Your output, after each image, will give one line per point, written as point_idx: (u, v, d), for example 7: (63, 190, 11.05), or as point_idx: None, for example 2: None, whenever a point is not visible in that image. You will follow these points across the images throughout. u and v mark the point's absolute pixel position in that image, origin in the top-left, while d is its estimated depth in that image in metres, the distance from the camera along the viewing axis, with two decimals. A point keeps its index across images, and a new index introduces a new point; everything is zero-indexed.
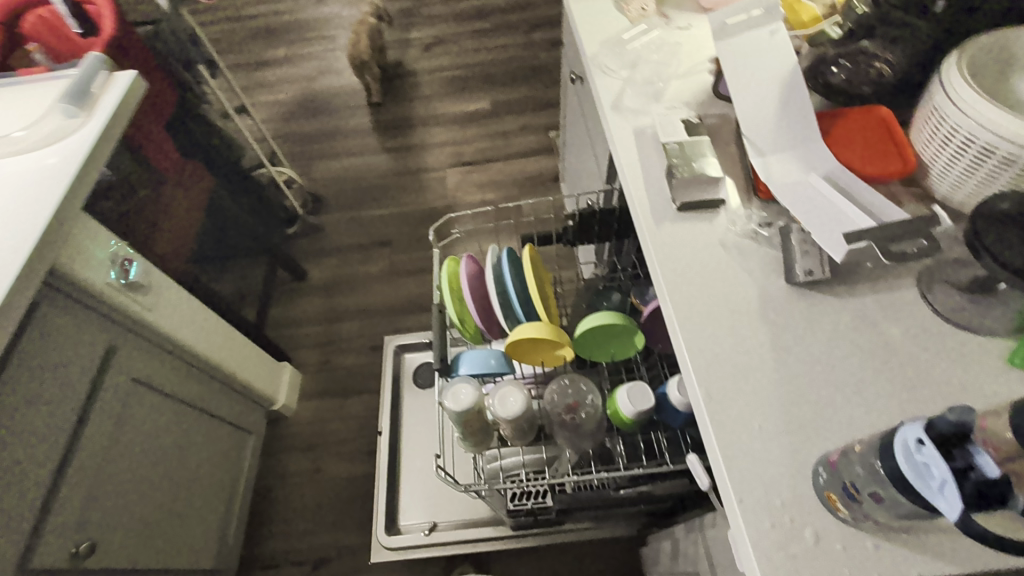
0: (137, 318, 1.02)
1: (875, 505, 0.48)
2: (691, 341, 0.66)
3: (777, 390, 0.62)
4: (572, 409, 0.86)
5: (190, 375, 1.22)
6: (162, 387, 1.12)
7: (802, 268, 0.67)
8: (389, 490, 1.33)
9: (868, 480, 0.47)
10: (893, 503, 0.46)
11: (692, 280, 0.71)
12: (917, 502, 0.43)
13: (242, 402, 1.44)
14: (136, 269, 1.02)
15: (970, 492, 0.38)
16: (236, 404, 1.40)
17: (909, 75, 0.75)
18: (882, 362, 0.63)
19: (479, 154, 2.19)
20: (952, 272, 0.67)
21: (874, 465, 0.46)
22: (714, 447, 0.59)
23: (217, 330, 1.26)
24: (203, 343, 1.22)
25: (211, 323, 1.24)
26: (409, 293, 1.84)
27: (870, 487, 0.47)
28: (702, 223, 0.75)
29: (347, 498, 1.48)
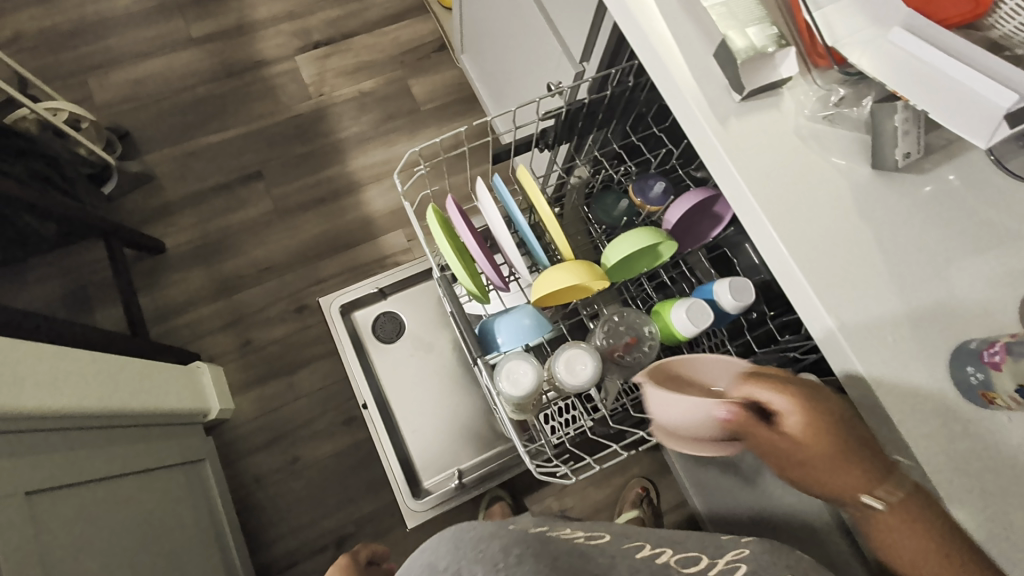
0: None
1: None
2: (802, 260, 0.58)
3: (897, 292, 0.58)
4: (629, 348, 0.81)
5: (83, 441, 0.90)
6: (58, 478, 0.82)
7: (898, 151, 0.60)
8: (399, 457, 1.21)
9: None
10: None
11: (781, 185, 0.60)
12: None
13: (174, 430, 1.15)
14: None
15: None
16: (167, 437, 1.12)
17: None
18: (974, 229, 0.61)
19: (331, 28, 1.68)
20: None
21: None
22: (857, 370, 0.56)
23: (77, 373, 0.92)
24: (73, 398, 0.88)
25: (62, 368, 0.90)
26: (315, 231, 1.50)
27: None
28: (770, 111, 0.63)
29: (342, 475, 1.33)
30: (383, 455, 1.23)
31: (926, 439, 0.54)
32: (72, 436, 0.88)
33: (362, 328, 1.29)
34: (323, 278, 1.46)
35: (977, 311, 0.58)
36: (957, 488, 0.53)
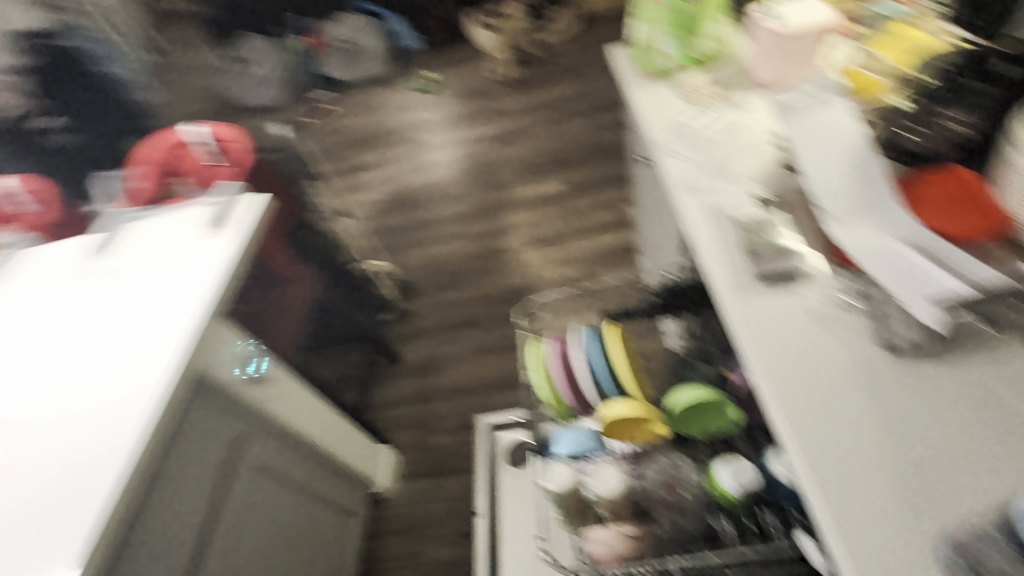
0: (255, 409, 1.13)
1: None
2: (793, 424, 0.66)
3: (886, 464, 0.62)
4: (671, 488, 0.92)
5: (300, 458, 1.30)
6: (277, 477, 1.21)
7: (899, 339, 0.69)
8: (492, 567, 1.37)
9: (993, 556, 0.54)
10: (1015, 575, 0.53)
11: (788, 354, 0.72)
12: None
13: (347, 486, 1.52)
14: (262, 364, 1.14)
15: None
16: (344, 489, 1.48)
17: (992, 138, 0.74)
18: (995, 426, 0.63)
19: (556, 234, 2.27)
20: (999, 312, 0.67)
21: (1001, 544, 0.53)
22: (828, 523, 0.60)
23: (319, 412, 1.34)
24: (307, 425, 1.29)
25: (314, 404, 1.32)
26: (498, 372, 1.90)
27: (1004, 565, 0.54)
28: (786, 295, 0.78)
29: None
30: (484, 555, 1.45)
31: None
32: (291, 447, 1.26)
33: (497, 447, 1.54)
34: (490, 406, 1.83)
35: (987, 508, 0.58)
36: None
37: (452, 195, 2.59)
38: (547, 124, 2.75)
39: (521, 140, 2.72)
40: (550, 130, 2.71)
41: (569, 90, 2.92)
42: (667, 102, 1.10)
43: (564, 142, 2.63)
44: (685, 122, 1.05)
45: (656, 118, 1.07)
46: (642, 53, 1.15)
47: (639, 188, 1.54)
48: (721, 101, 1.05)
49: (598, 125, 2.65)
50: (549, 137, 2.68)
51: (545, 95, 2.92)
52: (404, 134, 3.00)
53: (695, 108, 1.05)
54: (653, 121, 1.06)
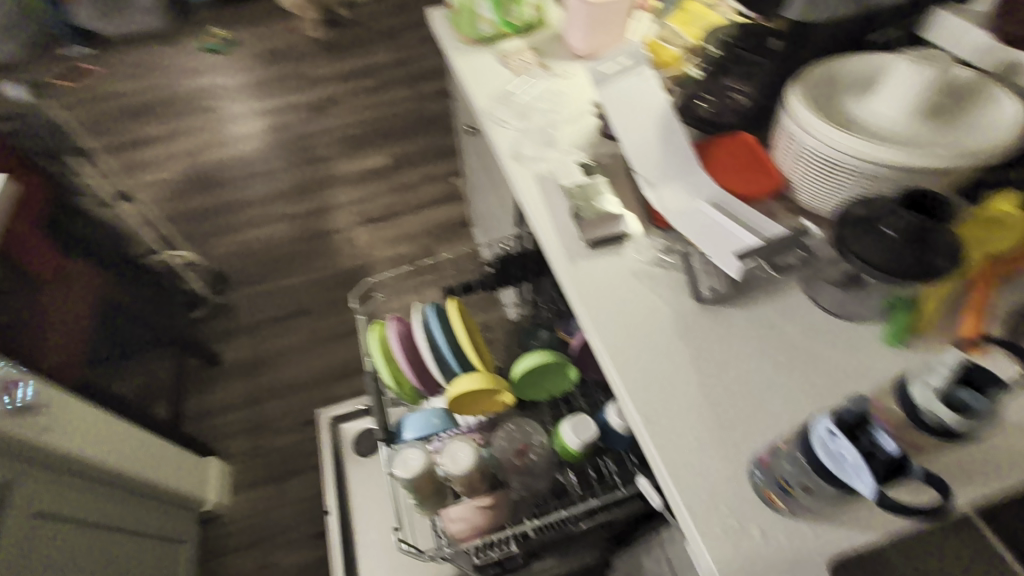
0: (27, 446, 0.89)
1: (807, 494, 0.52)
2: (623, 376, 0.70)
3: (702, 403, 0.67)
4: (521, 453, 0.90)
5: (100, 495, 1.04)
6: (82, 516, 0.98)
7: (706, 286, 0.75)
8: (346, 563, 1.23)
9: (797, 475, 0.51)
10: (820, 491, 0.51)
11: (609, 310, 0.76)
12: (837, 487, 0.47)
13: (170, 513, 1.26)
14: (30, 389, 0.92)
15: (879, 469, 0.44)
16: (164, 517, 1.23)
17: (762, 104, 0.87)
18: (788, 360, 0.71)
19: (387, 209, 2.10)
20: (826, 270, 0.75)
21: (798, 460, 0.51)
22: (657, 461, 0.64)
23: (122, 437, 1.11)
24: (108, 454, 1.06)
25: (116, 429, 1.10)
26: (336, 360, 1.70)
27: (800, 480, 0.51)
28: (611, 256, 0.81)
29: None
30: (335, 552, 1.25)
31: (718, 535, 0.58)
32: (89, 482, 1.02)
33: (344, 440, 1.40)
34: (330, 398, 1.61)
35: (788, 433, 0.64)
36: None
37: (265, 172, 2.26)
38: (368, 94, 2.55)
39: (341, 110, 2.48)
40: (371, 99, 2.52)
41: (390, 57, 2.75)
42: (491, 71, 1.08)
43: (388, 112, 2.46)
44: (506, 89, 1.04)
45: (477, 85, 1.05)
46: (466, 16, 1.10)
47: (465, 157, 1.48)
48: (538, 70, 1.05)
49: (422, 95, 2.52)
50: (371, 107, 2.49)
51: (362, 62, 2.70)
52: (200, 100, 2.53)
53: (514, 75, 1.05)
54: (475, 89, 1.05)
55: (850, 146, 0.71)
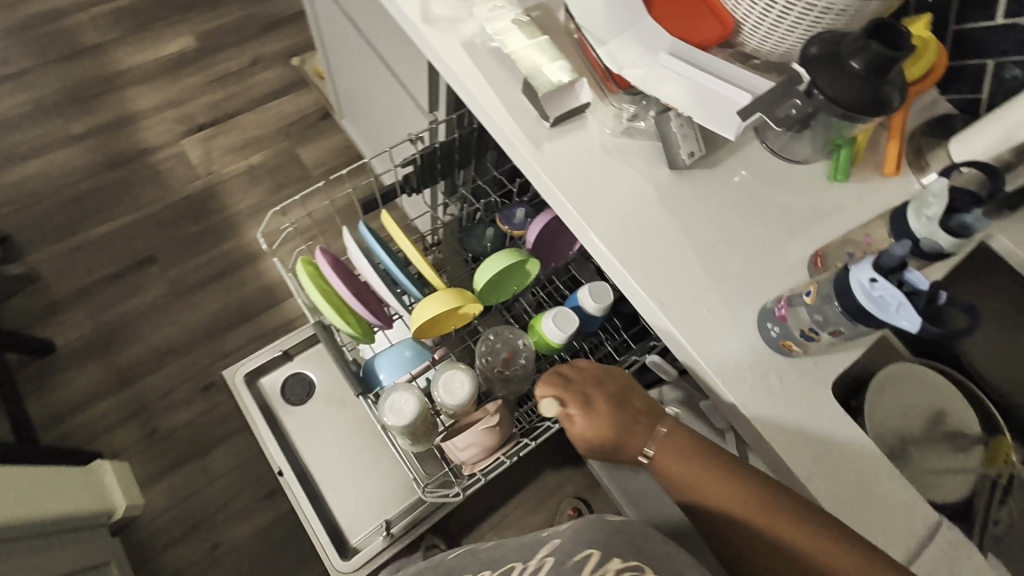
0: None
1: (833, 336, 0.57)
2: (623, 258, 0.66)
3: (703, 269, 0.66)
4: (507, 363, 0.84)
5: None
6: None
7: (685, 151, 0.69)
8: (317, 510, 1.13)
9: (829, 323, 0.56)
10: (849, 332, 0.55)
11: (589, 193, 0.69)
12: (874, 325, 0.50)
13: (81, 536, 1.02)
14: None
15: (919, 306, 0.47)
16: (77, 543, 0.99)
17: None
18: (768, 209, 0.71)
19: (214, 110, 1.65)
20: None
21: (835, 308, 0.54)
22: (676, 336, 0.63)
23: None
24: None
25: None
26: (216, 307, 1.40)
27: (833, 326, 0.56)
28: (576, 131, 0.72)
29: (273, 544, 1.22)
30: (299, 506, 1.14)
31: (747, 392, 0.60)
32: None
33: (268, 395, 1.22)
34: (229, 351, 1.36)
35: (782, 285, 0.66)
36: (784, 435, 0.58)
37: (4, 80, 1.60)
38: None
39: None
40: None
41: None
42: None
43: None
44: None
45: None
46: None
47: (325, 26, 1.22)
48: None
49: None
50: None
51: None
52: None
53: None
54: None
55: None
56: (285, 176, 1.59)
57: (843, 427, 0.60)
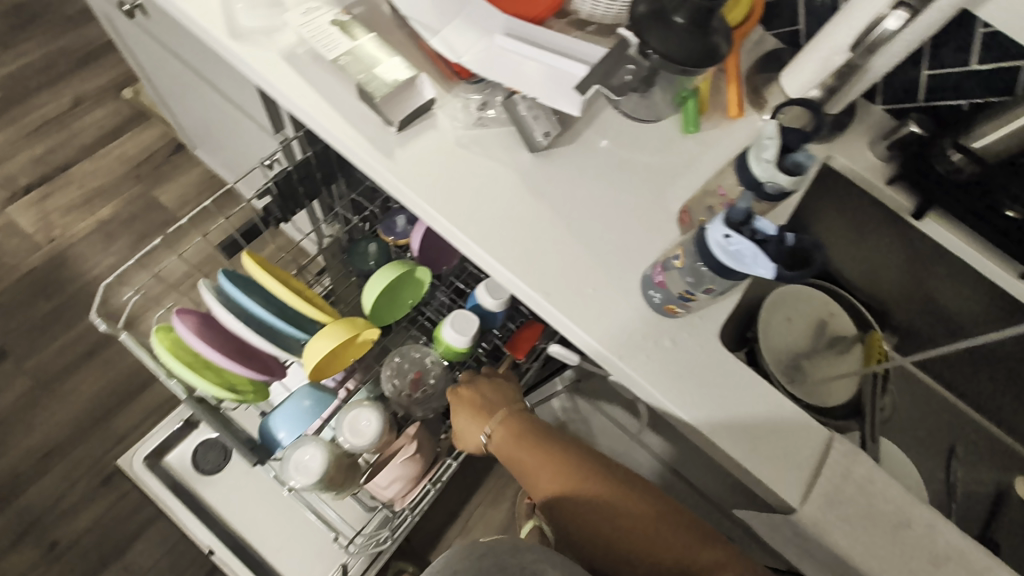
0: None
1: (708, 294, 0.58)
2: (499, 255, 0.63)
3: (581, 249, 0.65)
4: (418, 383, 0.81)
5: None
6: None
7: (540, 132, 0.67)
8: None
9: (701, 282, 0.57)
10: (719, 288, 0.57)
11: (451, 194, 0.65)
12: (736, 278, 0.51)
13: None
14: None
15: (772, 252, 0.48)
16: None
17: None
18: (635, 174, 0.71)
19: (41, 168, 1.43)
20: None
21: (701, 267, 0.55)
22: (567, 323, 0.61)
23: None
24: None
25: None
26: (97, 389, 1.24)
27: (704, 285, 0.57)
28: (427, 131, 0.68)
29: None
30: None
31: (645, 363, 0.60)
32: None
33: (179, 472, 1.10)
34: (124, 434, 1.21)
35: (660, 247, 0.66)
36: (683, 396, 0.59)
37: None
38: None
39: None
40: None
41: None
42: None
43: None
44: None
45: None
46: None
47: (142, 53, 1.08)
48: None
49: None
50: None
51: None
52: None
53: None
54: None
55: None
56: (147, 225, 1.42)
57: (736, 373, 0.61)
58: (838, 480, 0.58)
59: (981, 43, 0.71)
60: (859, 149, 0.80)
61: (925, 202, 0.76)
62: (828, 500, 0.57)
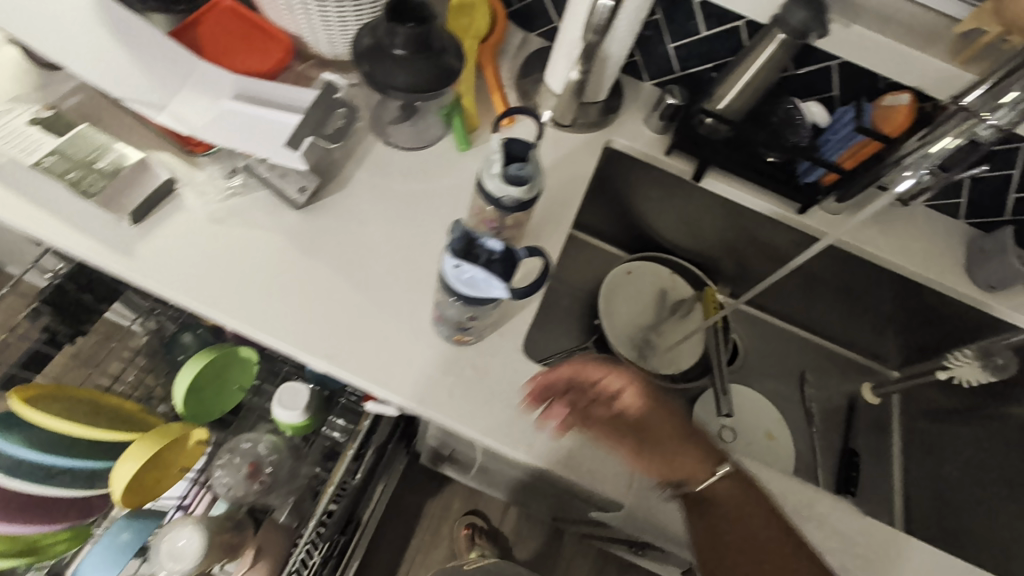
0: None
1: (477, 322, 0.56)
2: (274, 328, 0.59)
3: (365, 298, 0.62)
4: (255, 474, 0.74)
5: None
6: None
7: (295, 188, 0.63)
8: None
9: (462, 313, 0.54)
10: (482, 315, 0.55)
11: (211, 275, 0.60)
12: (482, 305, 0.50)
13: None
14: None
15: (501, 272, 0.47)
16: None
17: None
18: (413, 206, 0.69)
19: None
20: (384, 111, 0.73)
21: (453, 302, 0.52)
22: (361, 381, 0.58)
23: None
24: None
25: None
26: None
27: (466, 315, 0.55)
28: (172, 215, 0.62)
29: None
30: None
31: (447, 400, 0.59)
32: None
33: None
34: None
35: None
36: (490, 422, 0.58)
37: None
38: None
39: None
40: None
41: None
42: None
43: None
44: None
45: None
46: None
47: None
48: None
49: None
50: None
51: None
52: None
53: None
54: None
55: None
56: None
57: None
58: (658, 460, 0.59)
59: (700, 11, 0.76)
60: (635, 128, 0.84)
61: (700, 165, 0.80)
62: (652, 482, 0.58)
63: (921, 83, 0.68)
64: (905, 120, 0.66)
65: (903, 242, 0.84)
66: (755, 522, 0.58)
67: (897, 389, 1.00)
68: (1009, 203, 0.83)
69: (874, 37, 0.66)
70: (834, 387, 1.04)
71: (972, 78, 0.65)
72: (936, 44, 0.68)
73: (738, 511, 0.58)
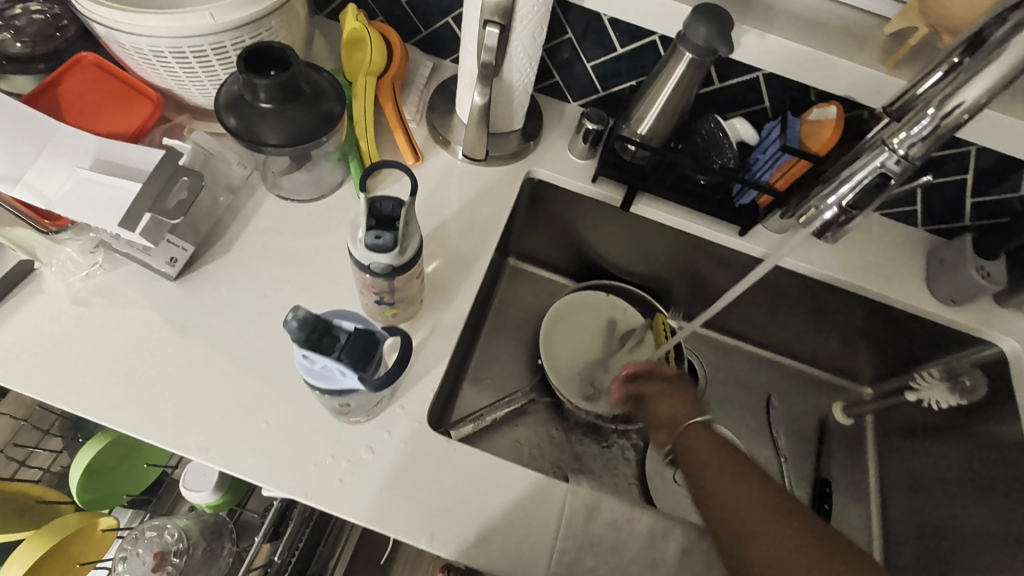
0: None
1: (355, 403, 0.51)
2: (139, 423, 0.52)
3: (247, 378, 0.56)
4: (161, 565, 0.70)
5: None
6: None
7: (164, 261, 0.58)
8: None
9: (335, 398, 0.49)
10: (359, 398, 0.50)
11: (69, 367, 0.54)
12: (347, 394, 0.45)
13: None
14: None
15: (354, 361, 0.42)
16: None
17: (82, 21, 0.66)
18: (305, 266, 0.63)
19: None
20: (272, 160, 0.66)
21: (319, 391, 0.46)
22: (240, 475, 0.52)
23: None
24: None
25: None
26: None
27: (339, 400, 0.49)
28: (30, 300, 0.56)
29: None
30: None
31: (338, 489, 0.53)
32: None
33: None
34: None
35: None
36: (386, 511, 0.53)
37: None
38: None
39: None
40: None
41: None
42: None
43: None
44: None
45: None
46: None
47: None
48: None
49: None
50: None
51: None
52: None
53: None
54: None
55: (165, 28, 0.53)
56: None
57: (446, 461, 0.55)
58: (577, 537, 0.53)
59: (611, 28, 0.70)
60: (558, 155, 0.78)
61: (629, 191, 0.74)
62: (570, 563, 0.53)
63: (850, 92, 0.62)
64: (834, 136, 0.60)
65: (851, 256, 0.79)
66: (721, 473, 0.49)
67: (869, 408, 0.93)
68: (967, 207, 0.77)
69: (791, 45, 0.60)
70: (803, 410, 0.97)
71: (904, 83, 0.59)
72: (864, 48, 0.62)
73: (702, 474, 0.51)
